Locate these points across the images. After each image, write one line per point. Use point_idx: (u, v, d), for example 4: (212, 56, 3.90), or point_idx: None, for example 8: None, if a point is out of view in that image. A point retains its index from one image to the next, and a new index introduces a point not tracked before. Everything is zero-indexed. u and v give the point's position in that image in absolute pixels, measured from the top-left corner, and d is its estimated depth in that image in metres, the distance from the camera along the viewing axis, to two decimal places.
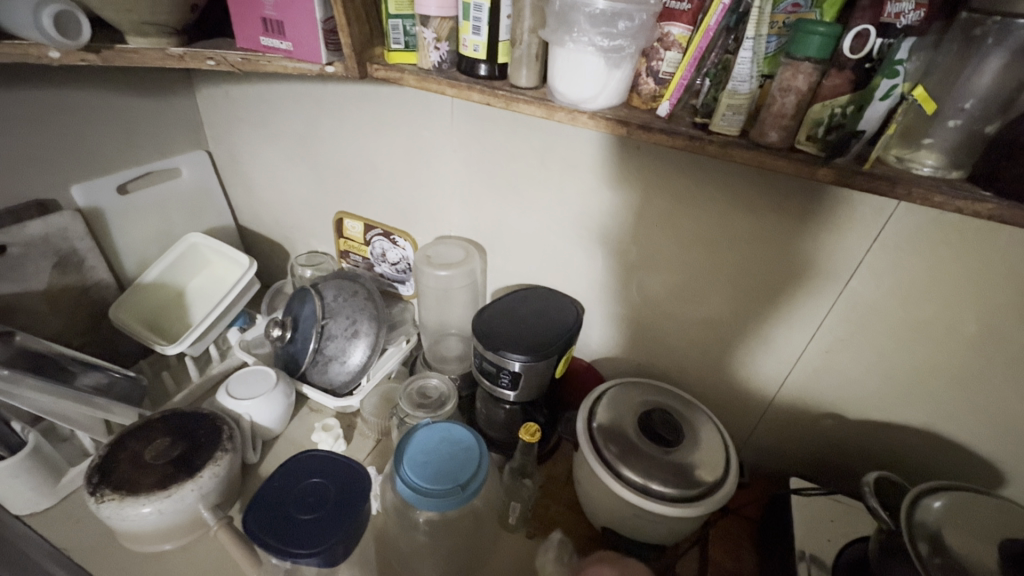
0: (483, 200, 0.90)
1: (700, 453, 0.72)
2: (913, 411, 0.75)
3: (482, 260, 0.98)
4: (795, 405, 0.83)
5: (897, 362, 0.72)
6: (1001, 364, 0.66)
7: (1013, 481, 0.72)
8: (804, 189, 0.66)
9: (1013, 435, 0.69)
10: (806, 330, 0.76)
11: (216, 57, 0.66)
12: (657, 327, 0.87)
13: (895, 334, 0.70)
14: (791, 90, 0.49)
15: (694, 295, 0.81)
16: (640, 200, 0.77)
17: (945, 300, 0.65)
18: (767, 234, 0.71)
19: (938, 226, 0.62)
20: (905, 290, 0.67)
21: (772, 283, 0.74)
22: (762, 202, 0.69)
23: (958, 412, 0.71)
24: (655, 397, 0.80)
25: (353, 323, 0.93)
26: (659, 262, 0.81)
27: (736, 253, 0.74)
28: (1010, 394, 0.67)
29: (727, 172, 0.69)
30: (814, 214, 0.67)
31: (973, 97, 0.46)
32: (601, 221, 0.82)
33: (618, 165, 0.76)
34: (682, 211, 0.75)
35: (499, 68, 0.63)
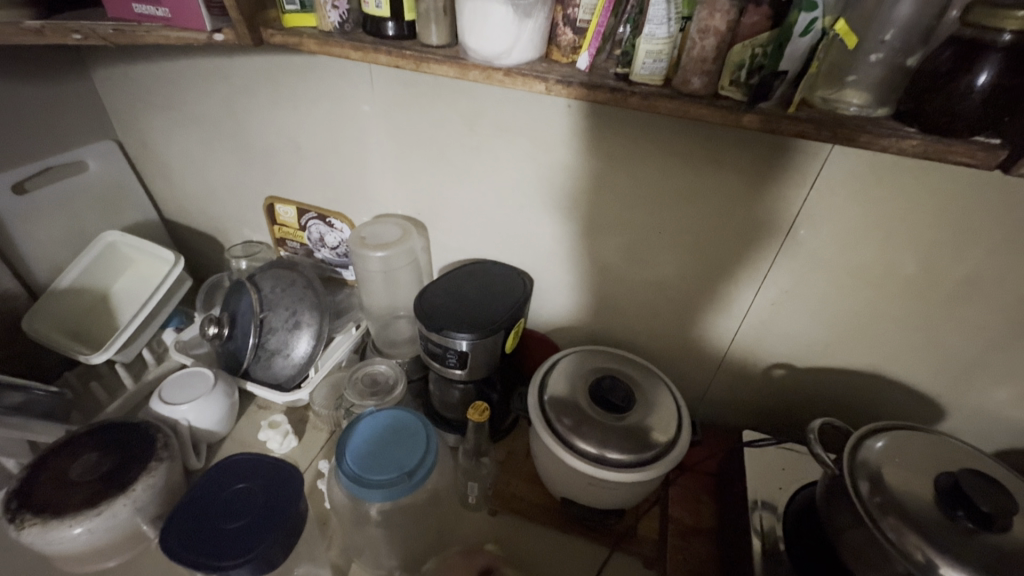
0: (418, 174, 0.85)
1: (653, 416, 0.71)
2: (858, 354, 0.75)
3: (423, 236, 0.93)
4: (746, 359, 0.83)
5: (840, 308, 0.72)
6: (938, 301, 0.66)
7: (951, 414, 0.75)
8: (737, 140, 0.64)
9: (950, 370, 0.71)
10: (752, 284, 0.75)
11: (83, 30, 0.60)
12: (608, 292, 0.85)
13: (837, 281, 0.70)
14: (710, 31, 0.46)
15: (642, 257, 0.79)
16: (578, 162, 0.73)
17: (882, 241, 0.65)
18: (706, 187, 0.69)
19: (872, 169, 0.60)
20: (844, 235, 0.66)
21: (716, 239, 0.72)
22: (696, 156, 0.67)
23: (899, 352, 0.73)
24: (608, 364, 0.79)
25: (293, 314, 0.88)
26: (604, 226, 0.78)
27: (679, 211, 0.72)
28: (946, 330, 0.68)
29: (662, 126, 0.66)
30: (751, 164, 0.65)
31: (893, 28, 0.45)
32: (539, 187, 0.78)
33: (551, 127, 0.72)
34: (620, 169, 0.72)
35: (407, 26, 0.58)
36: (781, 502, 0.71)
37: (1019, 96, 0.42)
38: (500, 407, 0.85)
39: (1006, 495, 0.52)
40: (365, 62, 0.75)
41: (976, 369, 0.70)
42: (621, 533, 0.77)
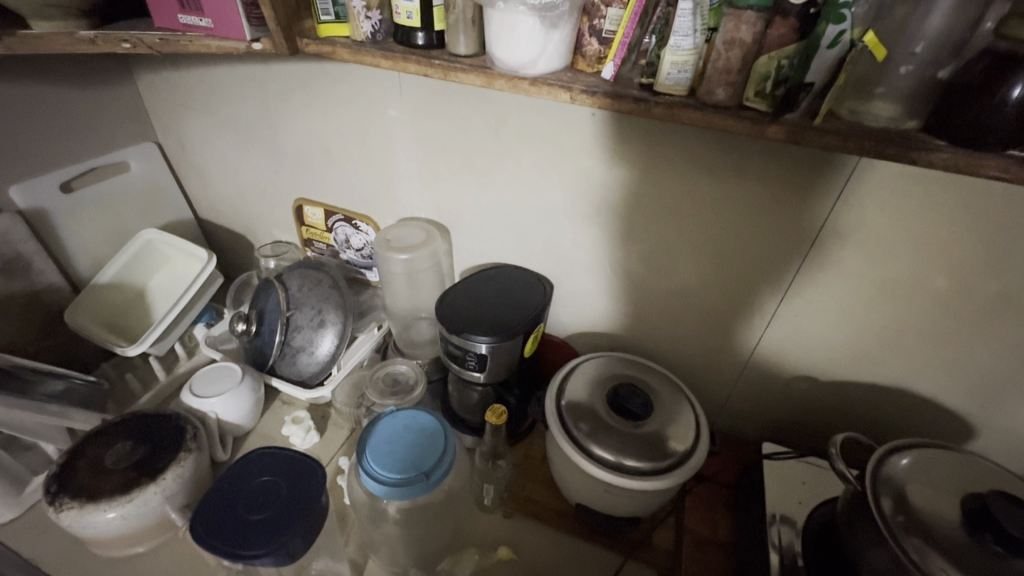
0: (443, 178, 0.87)
1: (672, 425, 0.71)
2: (884, 369, 0.74)
3: (445, 240, 0.95)
4: (766, 370, 0.82)
5: (866, 321, 0.71)
6: (969, 318, 0.65)
7: (981, 434, 0.73)
8: (760, 150, 0.64)
9: (981, 388, 0.69)
10: (776, 294, 0.74)
11: (132, 39, 0.64)
12: (628, 299, 0.85)
13: (862, 293, 0.69)
14: (735, 43, 0.46)
15: (663, 265, 0.79)
16: (601, 170, 0.74)
17: (913, 255, 0.64)
18: (729, 196, 0.69)
19: (900, 180, 0.60)
20: (871, 247, 0.65)
21: (739, 248, 0.72)
22: (719, 164, 0.67)
23: (927, 368, 0.71)
24: (627, 370, 0.79)
25: (319, 313, 0.90)
26: (625, 233, 0.79)
27: (702, 219, 0.72)
28: (978, 348, 0.67)
29: (687, 135, 0.66)
30: (778, 175, 0.64)
31: (923, 41, 0.44)
32: (562, 194, 0.79)
33: (575, 135, 0.73)
34: (645, 178, 0.72)
35: (437, 36, 0.59)
36: (799, 517, 0.70)
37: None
38: (518, 411, 0.85)
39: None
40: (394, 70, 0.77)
41: (1009, 388, 0.68)
42: (636, 542, 0.77)
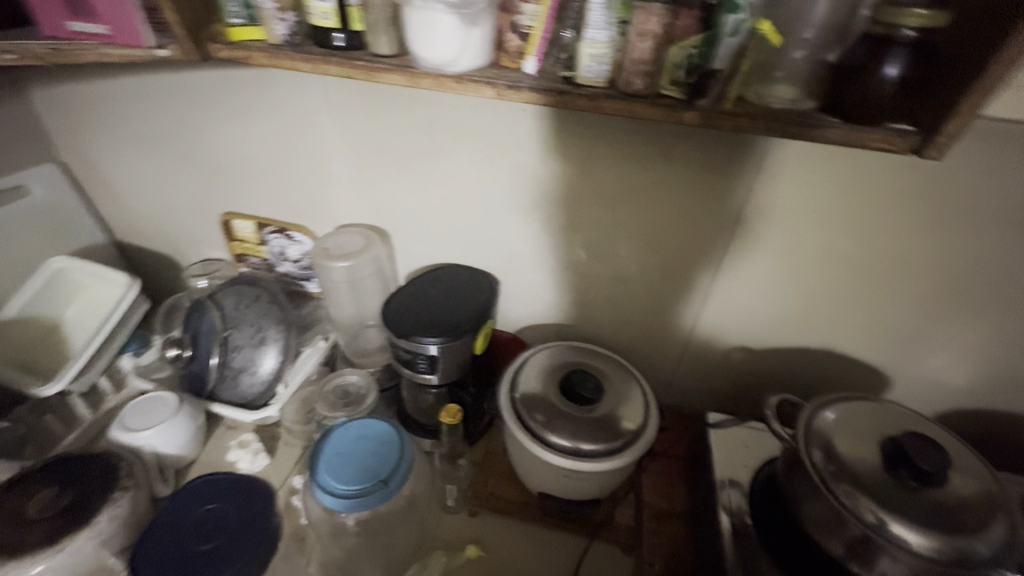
0: (380, 182, 0.85)
1: (623, 406, 0.73)
2: (807, 333, 0.80)
3: (387, 245, 0.93)
4: (706, 345, 0.87)
5: (790, 290, 0.76)
6: (878, 278, 0.71)
7: (894, 384, 0.80)
8: (686, 135, 0.67)
9: (891, 342, 0.76)
10: (709, 272, 0.78)
11: (15, 50, 0.58)
12: (574, 287, 0.87)
13: (785, 264, 0.74)
14: (647, 34, 0.48)
15: (604, 251, 0.81)
16: (537, 163, 0.75)
17: (825, 225, 0.69)
18: (662, 181, 0.72)
19: (808, 157, 0.64)
20: (788, 221, 0.70)
21: (673, 229, 0.75)
22: (649, 150, 0.69)
23: (845, 329, 0.77)
24: (577, 358, 0.81)
25: (259, 330, 0.86)
26: (566, 224, 0.80)
27: (638, 204, 0.75)
28: (888, 306, 0.73)
29: (615, 126, 0.69)
30: (704, 158, 0.68)
31: (811, 27, 0.49)
32: (501, 190, 0.80)
33: (508, 130, 0.73)
34: (579, 169, 0.74)
35: (356, 36, 0.58)
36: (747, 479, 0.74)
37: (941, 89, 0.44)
38: (475, 409, 0.85)
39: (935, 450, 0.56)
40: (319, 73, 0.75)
41: (915, 339, 0.75)
42: (598, 523, 0.78)
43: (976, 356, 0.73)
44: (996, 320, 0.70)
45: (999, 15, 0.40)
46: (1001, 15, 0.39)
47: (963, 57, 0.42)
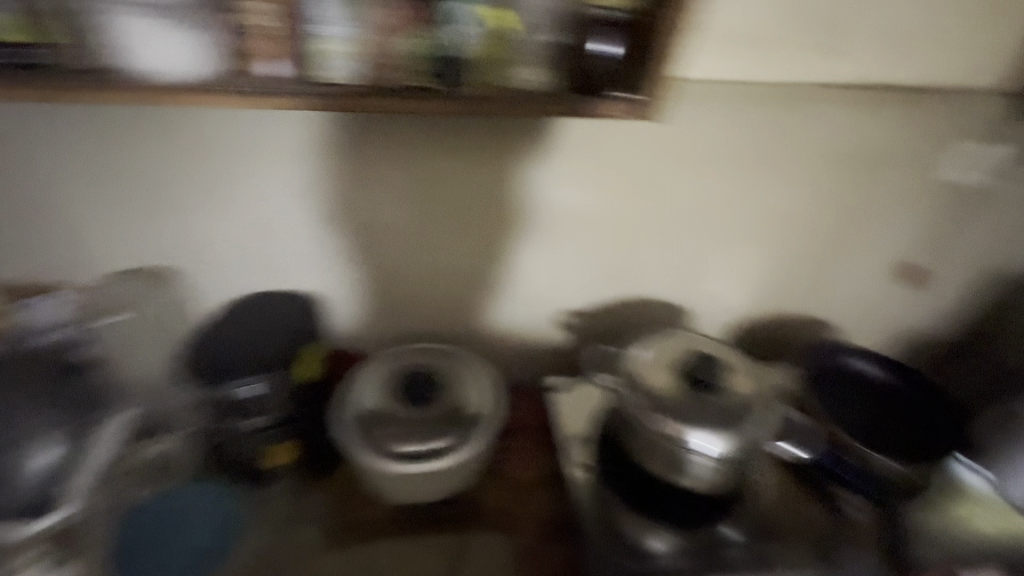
0: (161, 219, 0.74)
1: (468, 394, 0.74)
2: (618, 291, 0.90)
3: (181, 291, 0.81)
4: (537, 323, 0.92)
5: (597, 254, 0.85)
6: (654, 229, 0.84)
7: (690, 316, 0.94)
8: (480, 127, 0.71)
9: (678, 282, 0.90)
10: (522, 253, 0.83)
11: None
12: (403, 296, 0.85)
13: (589, 231, 0.82)
14: (386, 28, 0.53)
15: (425, 253, 0.81)
16: (343, 173, 0.73)
17: (605, 191, 0.79)
18: (469, 173, 0.75)
19: (580, 133, 0.74)
20: (583, 190, 0.78)
21: (489, 218, 0.79)
22: (451, 145, 0.72)
23: (645, 279, 0.89)
24: (419, 358, 0.79)
25: (20, 418, 0.66)
26: (382, 231, 0.78)
27: (451, 199, 0.77)
28: (664, 254, 0.86)
29: (409, 124, 0.70)
30: (502, 146, 0.73)
31: (537, 22, 0.56)
32: (308, 207, 0.75)
33: (301, 142, 0.70)
34: (379, 175, 0.73)
35: (55, 51, 0.50)
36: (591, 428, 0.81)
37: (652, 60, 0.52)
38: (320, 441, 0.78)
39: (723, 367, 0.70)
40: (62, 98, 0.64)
41: (688, 278, 0.90)
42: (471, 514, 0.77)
43: (731, 280, 0.91)
44: (738, 246, 0.88)
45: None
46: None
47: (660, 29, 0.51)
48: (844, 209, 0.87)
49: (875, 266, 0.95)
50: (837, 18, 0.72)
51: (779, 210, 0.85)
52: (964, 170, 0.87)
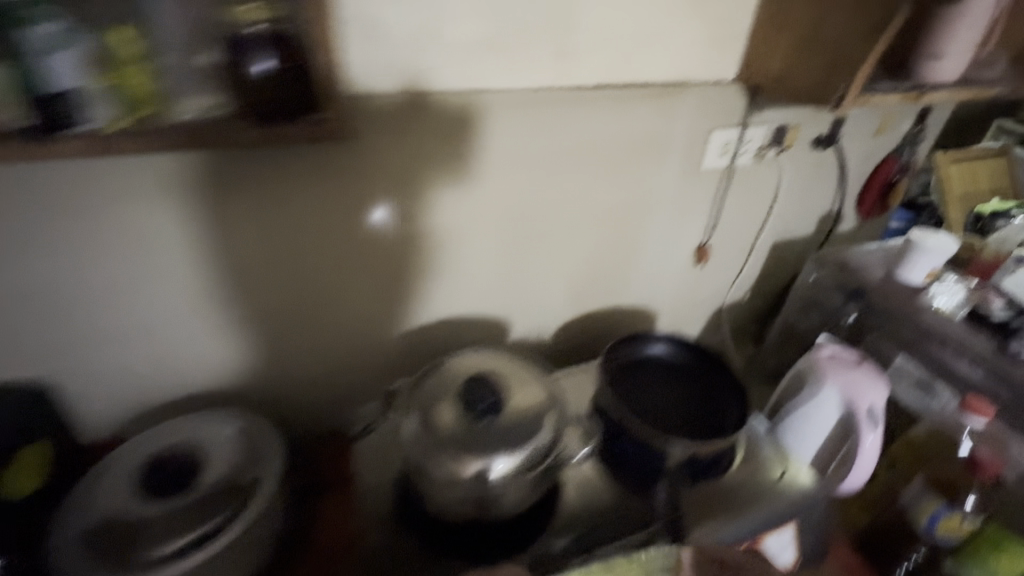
0: (5, 299, 0.65)
1: (237, 467, 0.65)
2: (437, 308, 0.88)
3: (43, 377, 0.71)
4: (341, 361, 0.86)
5: (409, 276, 0.83)
6: (472, 250, 0.85)
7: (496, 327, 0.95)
8: (345, 153, 0.69)
9: (477, 296, 0.90)
10: (344, 291, 0.80)
11: None
12: (309, 340, 0.82)
13: (393, 251, 0.79)
14: None
15: (343, 288, 0.80)
16: (228, 218, 0.69)
17: (425, 217, 0.78)
18: (386, 193, 0.74)
19: (322, 153, 0.68)
20: (389, 212, 0.76)
21: (403, 241, 0.79)
22: (327, 177, 0.70)
23: (462, 292, 0.88)
24: (181, 438, 0.69)
25: None
26: (281, 271, 0.75)
27: (370, 228, 0.76)
28: (491, 271, 0.88)
29: (265, 161, 0.66)
30: (400, 162, 0.73)
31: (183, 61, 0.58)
32: (216, 253, 0.70)
33: (170, 191, 0.64)
34: (240, 222, 0.69)
35: None
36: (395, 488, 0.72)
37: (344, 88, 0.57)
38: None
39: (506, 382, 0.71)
40: None
41: (512, 294, 0.93)
42: None
43: (552, 288, 0.96)
44: (556, 255, 0.92)
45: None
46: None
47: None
48: (653, 205, 0.94)
49: (666, 254, 1.02)
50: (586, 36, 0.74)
51: (597, 215, 0.91)
52: (725, 144, 0.91)
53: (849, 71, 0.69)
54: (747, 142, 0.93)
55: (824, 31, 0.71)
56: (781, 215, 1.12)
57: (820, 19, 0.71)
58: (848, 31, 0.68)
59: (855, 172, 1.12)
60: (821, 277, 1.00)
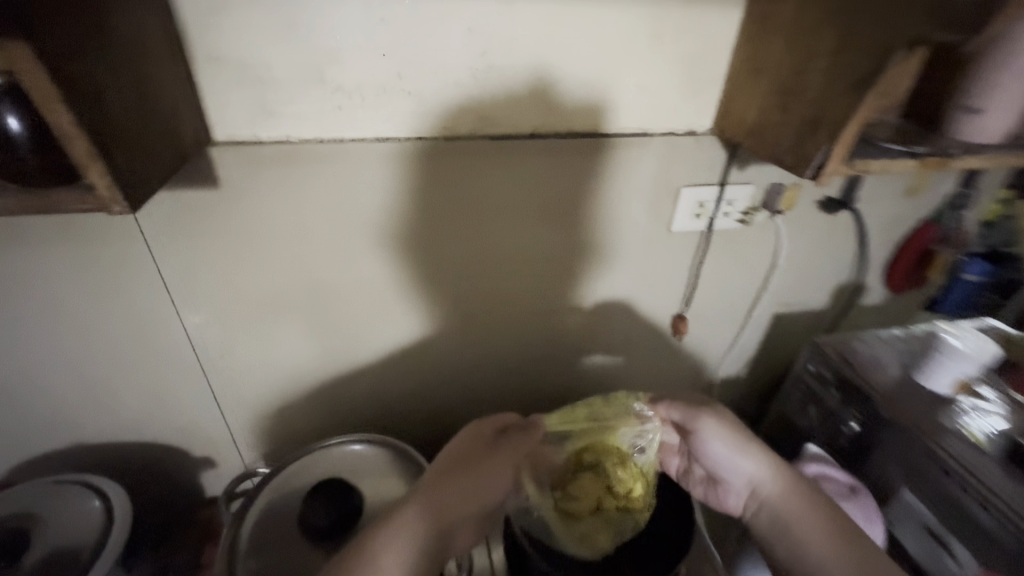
0: (192, 315, 0.69)
1: (69, 542, 0.62)
2: (462, 351, 0.84)
3: (237, 378, 0.77)
4: (246, 412, 0.81)
5: (478, 318, 0.80)
6: (415, 301, 0.76)
7: (420, 387, 0.86)
8: (550, 175, 0.69)
9: (402, 359, 0.82)
10: (277, 331, 0.74)
11: None
12: (461, 354, 0.84)
13: (473, 294, 0.77)
14: None
15: (513, 308, 0.81)
16: (408, 244, 0.70)
17: (558, 249, 0.76)
18: (563, 215, 0.73)
19: (198, 203, 0.60)
20: (506, 250, 0.74)
21: (566, 262, 0.78)
22: (520, 201, 0.70)
23: (477, 348, 0.84)
24: (23, 503, 0.65)
25: None
26: (467, 290, 0.77)
27: (548, 246, 0.76)
28: (446, 324, 0.80)
29: (486, 176, 0.67)
30: (580, 186, 0.71)
31: None
32: (407, 271, 0.72)
33: (381, 213, 0.66)
34: (434, 242, 0.71)
35: None
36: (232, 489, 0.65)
37: (138, 149, 0.43)
38: None
39: (354, 496, 0.57)
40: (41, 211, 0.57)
41: (455, 352, 0.83)
42: None
43: (501, 351, 0.86)
44: (516, 314, 0.82)
45: (117, 71, 0.40)
46: (116, 73, 0.40)
47: (134, 113, 0.42)
48: (756, 254, 0.88)
49: (631, 323, 0.90)
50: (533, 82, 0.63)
51: (718, 253, 0.86)
52: (700, 204, 0.78)
53: (825, 131, 0.55)
54: (727, 202, 0.79)
55: (802, 79, 0.57)
56: (783, 284, 0.95)
57: (803, 64, 0.57)
58: (828, 81, 0.54)
59: (878, 239, 0.95)
60: (818, 368, 0.83)
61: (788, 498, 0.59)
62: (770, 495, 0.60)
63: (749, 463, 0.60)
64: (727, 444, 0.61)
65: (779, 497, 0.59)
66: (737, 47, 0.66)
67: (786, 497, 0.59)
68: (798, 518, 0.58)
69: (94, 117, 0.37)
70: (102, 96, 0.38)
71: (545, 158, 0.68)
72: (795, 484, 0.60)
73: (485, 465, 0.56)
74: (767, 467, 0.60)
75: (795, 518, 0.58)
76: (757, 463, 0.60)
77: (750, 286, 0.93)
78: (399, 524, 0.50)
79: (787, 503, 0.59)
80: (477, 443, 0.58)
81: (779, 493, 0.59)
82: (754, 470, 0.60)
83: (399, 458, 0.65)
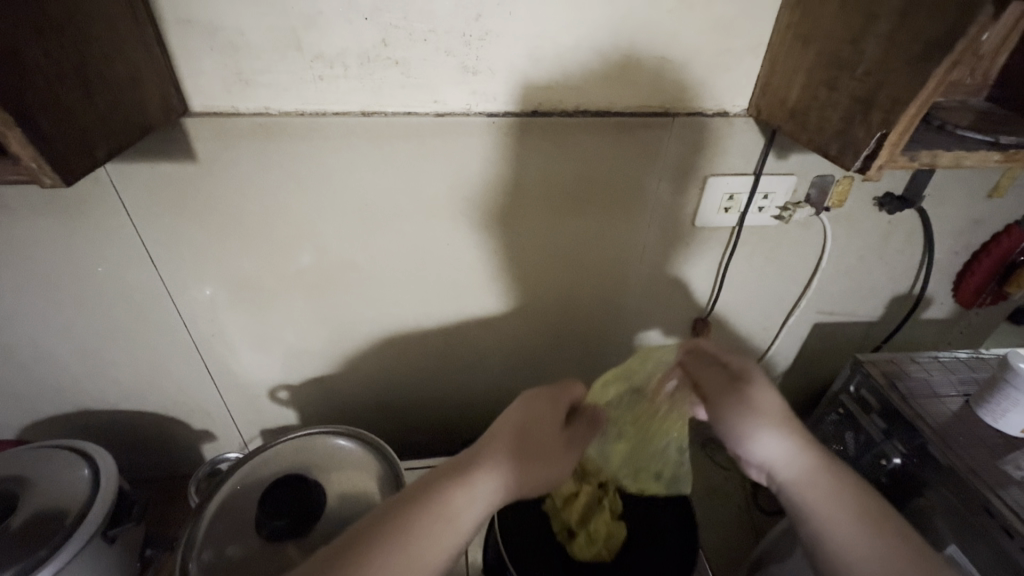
0: (257, 286, 0.69)
1: (55, 504, 0.62)
2: (517, 337, 0.81)
3: (294, 353, 0.77)
4: (243, 387, 0.80)
5: (541, 302, 0.77)
6: (441, 285, 0.73)
7: (417, 374, 0.83)
8: (635, 155, 0.64)
9: (398, 344, 0.79)
10: (282, 309, 0.72)
11: None
12: (516, 340, 0.81)
13: (542, 274, 0.74)
14: None
15: (577, 293, 0.77)
16: (474, 225, 0.67)
17: (632, 236, 0.71)
18: (645, 200, 0.68)
19: (182, 176, 0.58)
20: (579, 230, 0.70)
21: (642, 249, 0.73)
22: (602, 178, 0.65)
23: (529, 333, 0.81)
24: (15, 468, 0.66)
25: None
26: (531, 274, 0.73)
27: (625, 232, 0.71)
28: (512, 303, 0.76)
29: (570, 150, 0.62)
30: (666, 170, 0.65)
31: None
32: (475, 252, 0.70)
33: (452, 190, 0.63)
34: (508, 218, 0.67)
35: None
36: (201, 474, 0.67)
37: (71, 119, 0.39)
38: None
39: (317, 486, 0.58)
40: (123, 180, 0.58)
41: (468, 340, 0.80)
42: None
43: (520, 340, 0.81)
44: (538, 304, 0.77)
45: (54, 32, 0.38)
46: (50, 32, 0.37)
47: (71, 77, 0.39)
48: (846, 253, 0.79)
49: (643, 323, 0.83)
50: (539, 53, 0.56)
51: (800, 252, 0.78)
52: (731, 196, 0.69)
53: (878, 114, 0.45)
54: (763, 194, 0.69)
55: (855, 49, 0.47)
56: (828, 290, 0.84)
57: (859, 31, 0.47)
58: (886, 51, 0.44)
59: (948, 244, 0.81)
60: (860, 392, 0.73)
61: (802, 484, 0.49)
62: (779, 476, 0.50)
63: (768, 439, 0.51)
64: (750, 420, 0.52)
65: (794, 479, 0.49)
66: (781, 11, 0.56)
67: (801, 480, 0.49)
68: (820, 508, 0.47)
69: (7, 82, 0.34)
70: (23, 53, 0.35)
71: (597, 139, 0.62)
72: (828, 476, 0.49)
73: (550, 458, 0.50)
74: (789, 449, 0.50)
75: (812, 500, 0.48)
76: (781, 448, 0.51)
77: (786, 291, 0.83)
78: (474, 492, 0.45)
79: (802, 490, 0.48)
80: (547, 432, 0.52)
81: (789, 474, 0.50)
82: (774, 449, 0.51)
83: (378, 463, 0.63)
